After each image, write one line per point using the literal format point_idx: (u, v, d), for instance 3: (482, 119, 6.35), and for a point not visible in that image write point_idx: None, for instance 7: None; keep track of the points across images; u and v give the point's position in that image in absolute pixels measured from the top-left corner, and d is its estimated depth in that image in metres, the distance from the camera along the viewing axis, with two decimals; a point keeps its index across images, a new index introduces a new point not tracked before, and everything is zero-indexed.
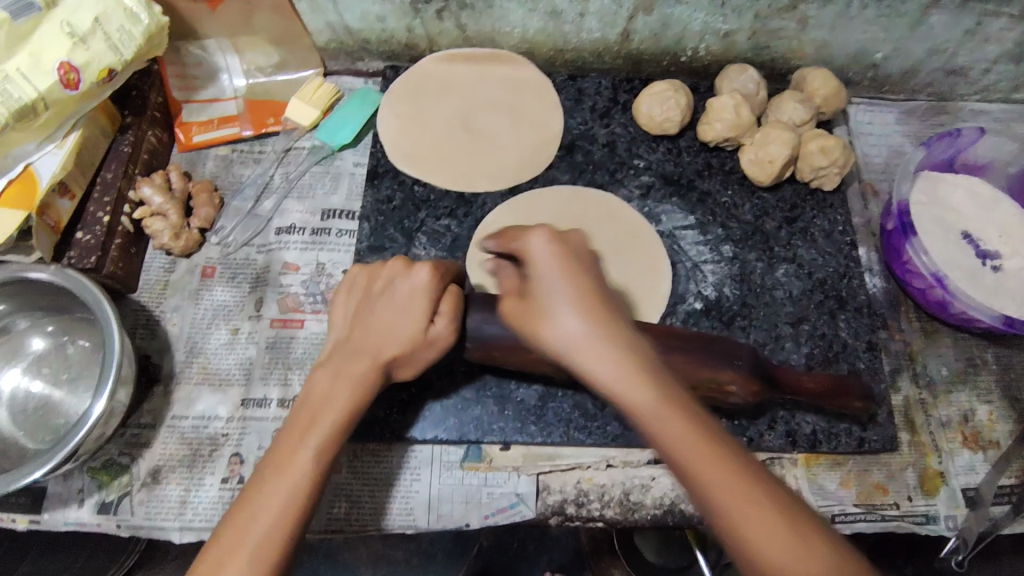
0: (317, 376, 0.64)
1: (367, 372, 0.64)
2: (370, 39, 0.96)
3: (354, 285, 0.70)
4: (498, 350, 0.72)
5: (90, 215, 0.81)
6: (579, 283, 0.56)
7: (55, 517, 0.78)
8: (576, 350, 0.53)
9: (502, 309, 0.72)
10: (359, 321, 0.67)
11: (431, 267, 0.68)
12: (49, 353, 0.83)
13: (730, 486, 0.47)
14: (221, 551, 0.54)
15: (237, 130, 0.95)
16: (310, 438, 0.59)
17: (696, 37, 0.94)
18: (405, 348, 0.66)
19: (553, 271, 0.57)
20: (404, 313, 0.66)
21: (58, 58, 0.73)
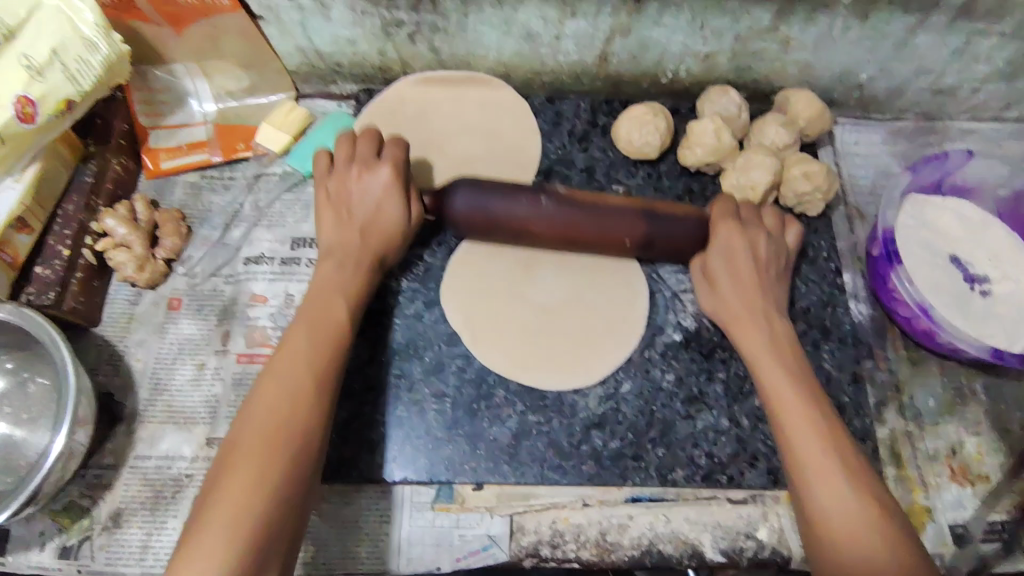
0: (325, 267, 0.75)
1: (365, 259, 0.76)
2: (341, 62, 0.93)
3: (331, 190, 0.78)
4: (486, 215, 0.77)
5: (50, 248, 0.79)
6: (746, 267, 0.78)
7: (19, 560, 0.76)
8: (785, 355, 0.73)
9: (490, 187, 0.78)
10: (353, 222, 0.77)
11: (393, 165, 0.77)
12: (10, 392, 0.81)
13: (820, 454, 0.65)
14: (265, 395, 0.63)
15: (207, 156, 0.92)
16: (336, 303, 0.73)
17: (676, 60, 0.91)
18: (391, 237, 0.78)
19: (722, 251, 0.79)
20: (384, 211, 0.77)
21: (16, 91, 0.71)
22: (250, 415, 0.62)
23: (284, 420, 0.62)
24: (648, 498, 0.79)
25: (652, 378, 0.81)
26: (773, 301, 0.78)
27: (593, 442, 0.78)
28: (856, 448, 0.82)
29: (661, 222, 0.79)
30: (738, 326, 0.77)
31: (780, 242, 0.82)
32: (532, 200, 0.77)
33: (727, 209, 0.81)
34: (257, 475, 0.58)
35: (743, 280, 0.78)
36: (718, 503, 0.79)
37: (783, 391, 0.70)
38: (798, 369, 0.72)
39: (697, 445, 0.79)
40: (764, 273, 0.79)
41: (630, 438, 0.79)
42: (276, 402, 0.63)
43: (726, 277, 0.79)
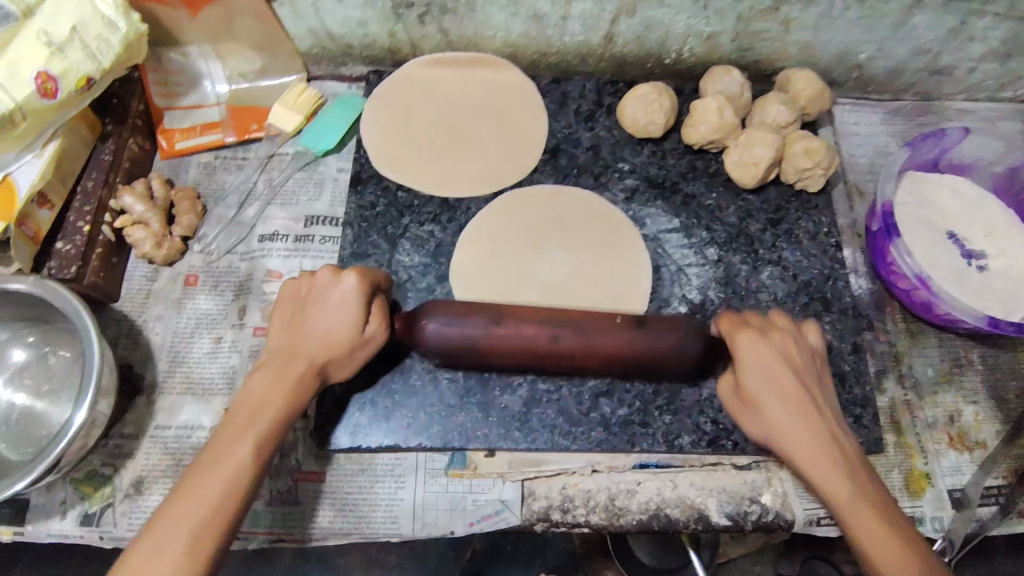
0: (255, 377, 0.64)
1: (305, 375, 0.65)
2: (352, 44, 0.95)
3: (290, 295, 0.70)
4: (460, 351, 0.69)
5: (70, 224, 0.81)
6: (787, 373, 0.64)
7: (39, 528, 0.77)
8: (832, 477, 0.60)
9: (455, 304, 0.69)
10: (293, 328, 0.67)
11: (359, 273, 0.67)
12: (31, 364, 0.82)
13: (884, 539, 0.57)
14: (216, 447, 0.59)
15: (220, 136, 0.94)
16: (251, 431, 0.60)
17: (680, 40, 0.94)
18: (343, 348, 0.67)
19: (755, 369, 0.64)
20: (334, 327, 0.66)
21: (37, 67, 0.73)
22: (200, 474, 0.57)
23: (237, 473, 0.58)
24: (656, 464, 0.82)
25: None
26: (827, 414, 0.63)
27: (601, 410, 0.80)
28: (857, 415, 0.84)
29: (649, 336, 0.67)
30: (791, 446, 0.62)
31: (809, 348, 0.68)
32: (519, 347, 0.68)
33: (732, 323, 0.68)
34: (201, 527, 0.55)
35: (779, 388, 0.63)
36: (723, 469, 0.82)
37: (829, 479, 0.60)
38: (836, 440, 0.62)
39: (703, 412, 0.81)
40: (802, 373, 0.65)
41: (638, 406, 0.81)
42: (230, 453, 0.59)
43: (767, 394, 0.63)
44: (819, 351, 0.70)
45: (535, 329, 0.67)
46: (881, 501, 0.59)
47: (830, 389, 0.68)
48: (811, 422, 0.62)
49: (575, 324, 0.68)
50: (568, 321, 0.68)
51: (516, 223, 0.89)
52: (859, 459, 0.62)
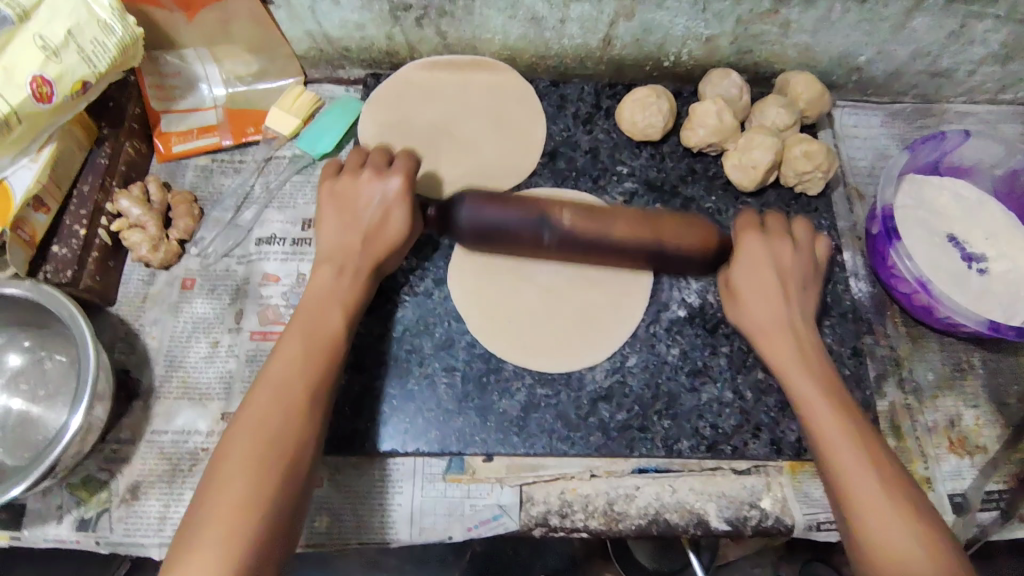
0: (319, 271, 0.74)
1: (360, 266, 0.75)
2: (350, 47, 0.95)
3: (337, 193, 0.77)
4: (490, 229, 0.75)
5: (66, 228, 0.80)
6: (780, 305, 0.75)
7: (35, 534, 0.77)
8: (821, 406, 0.68)
9: (493, 199, 0.75)
10: (347, 218, 0.76)
11: (404, 174, 0.76)
12: (27, 369, 0.82)
13: (845, 440, 0.65)
14: (282, 366, 0.66)
15: (217, 139, 0.94)
16: (312, 366, 0.67)
17: (678, 42, 0.93)
18: (397, 244, 0.76)
19: (747, 260, 0.77)
20: (389, 219, 0.75)
21: (31, 71, 0.72)
22: (265, 388, 0.64)
23: (301, 396, 0.64)
24: (655, 469, 0.81)
25: (657, 352, 0.83)
26: (801, 311, 0.75)
27: (600, 414, 0.80)
28: None
29: (671, 247, 0.75)
30: (773, 356, 0.73)
31: (810, 255, 0.78)
32: (536, 216, 0.74)
33: (750, 220, 0.79)
34: (247, 486, 0.57)
35: (767, 292, 0.75)
36: (722, 474, 0.81)
37: (822, 411, 0.68)
38: (810, 353, 0.73)
39: (702, 417, 0.81)
40: (785, 278, 0.76)
41: (636, 410, 0.80)
42: (285, 369, 0.65)
43: (750, 287, 0.76)
44: (806, 247, 0.79)
45: (554, 220, 0.74)
46: (865, 433, 0.66)
47: (813, 302, 0.77)
48: (806, 362, 0.72)
49: (598, 212, 0.75)
50: (594, 207, 0.75)
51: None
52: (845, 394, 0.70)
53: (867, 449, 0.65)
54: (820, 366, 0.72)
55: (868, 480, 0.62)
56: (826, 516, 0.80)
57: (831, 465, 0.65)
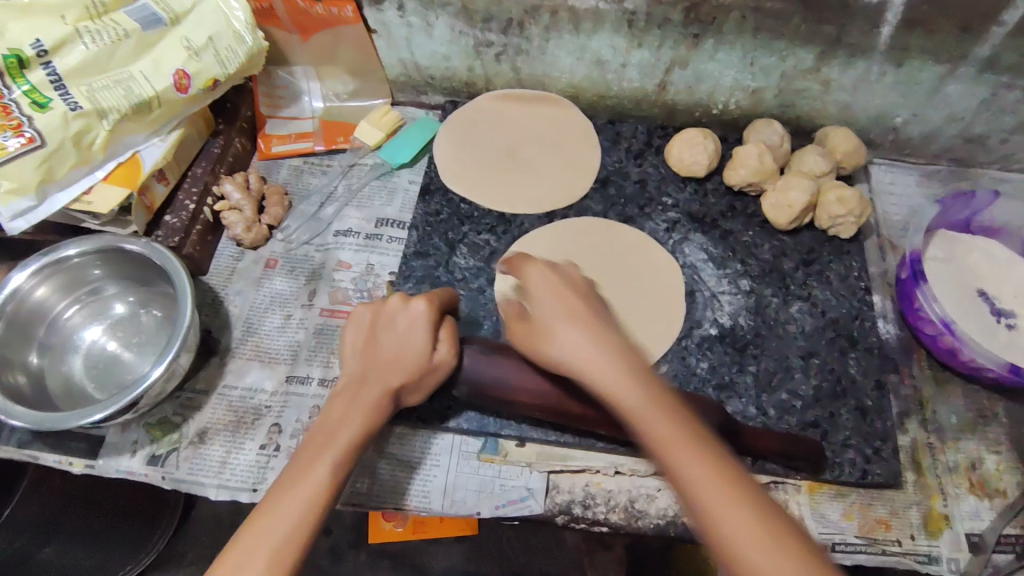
0: (333, 404, 0.70)
1: (379, 398, 0.70)
2: (434, 75, 1.09)
3: (363, 322, 0.76)
4: (488, 389, 0.77)
5: (179, 202, 0.93)
6: (577, 301, 0.64)
7: (109, 464, 0.85)
8: (609, 373, 0.57)
9: (503, 352, 0.78)
10: (370, 355, 0.73)
11: (427, 299, 0.75)
12: (126, 320, 0.92)
13: (653, 419, 0.54)
14: (301, 464, 0.63)
15: (311, 145, 1.07)
16: (327, 452, 0.64)
17: (727, 92, 1.03)
18: (416, 370, 0.72)
19: (543, 293, 0.65)
20: (407, 344, 0.72)
21: (176, 65, 0.86)
22: (267, 516, 0.59)
23: (306, 507, 0.60)
24: None
25: (687, 364, 0.90)
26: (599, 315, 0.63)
27: None
28: (876, 448, 0.87)
29: None
30: (588, 362, 0.59)
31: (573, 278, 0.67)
32: (542, 389, 0.75)
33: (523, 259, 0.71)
34: (286, 534, 0.58)
35: (572, 312, 0.63)
36: None
37: (630, 400, 0.55)
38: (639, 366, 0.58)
39: None
40: (580, 312, 0.63)
41: None
42: (283, 502, 0.60)
43: (551, 314, 0.63)
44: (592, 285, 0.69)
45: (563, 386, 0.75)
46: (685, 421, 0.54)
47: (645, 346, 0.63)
48: (601, 343, 0.60)
49: None
50: None
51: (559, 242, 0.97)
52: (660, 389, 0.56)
53: (682, 426, 0.54)
54: (623, 350, 0.59)
55: (725, 500, 0.49)
56: (840, 537, 0.84)
57: (682, 480, 0.52)
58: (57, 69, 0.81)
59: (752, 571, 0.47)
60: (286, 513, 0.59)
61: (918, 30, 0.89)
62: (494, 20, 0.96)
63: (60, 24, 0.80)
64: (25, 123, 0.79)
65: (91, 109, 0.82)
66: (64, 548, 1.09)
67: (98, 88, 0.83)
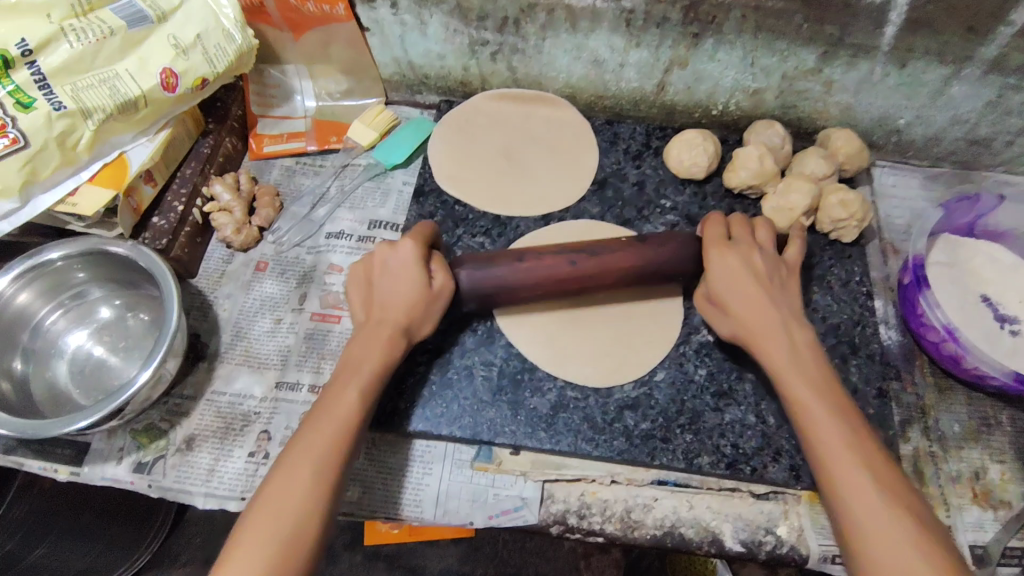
0: (349, 346, 0.73)
1: (390, 337, 0.73)
2: (429, 75, 1.07)
3: (358, 272, 0.77)
4: (490, 288, 0.78)
5: (167, 203, 0.91)
6: (757, 317, 0.74)
7: (94, 471, 0.83)
8: (796, 383, 0.70)
9: (485, 260, 0.79)
10: (371, 300, 0.75)
11: (413, 239, 0.76)
12: (111, 324, 0.90)
13: (823, 420, 0.66)
14: (326, 405, 0.68)
15: (303, 145, 1.05)
16: (347, 392, 0.69)
17: (727, 93, 1.01)
18: (419, 304, 0.74)
19: (722, 277, 0.76)
20: (403, 283, 0.74)
21: (162, 64, 0.84)
22: (296, 455, 0.64)
23: (333, 444, 0.65)
24: (674, 483, 0.84)
25: (685, 370, 0.87)
26: (784, 308, 0.75)
27: (625, 421, 0.84)
28: None
29: (654, 248, 0.79)
30: (793, 369, 0.71)
31: (774, 259, 0.78)
32: (544, 275, 0.78)
33: (716, 228, 0.80)
34: (319, 467, 0.63)
35: (722, 286, 0.76)
36: (740, 496, 0.84)
37: (798, 393, 0.69)
38: (812, 371, 0.70)
39: (724, 434, 0.84)
40: (768, 286, 0.75)
41: (661, 422, 0.84)
42: (312, 440, 0.65)
43: (735, 299, 0.75)
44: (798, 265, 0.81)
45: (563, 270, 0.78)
46: (850, 421, 0.66)
47: (798, 307, 0.76)
48: (770, 319, 0.73)
49: (585, 258, 0.79)
50: (582, 251, 0.79)
51: None
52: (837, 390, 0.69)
53: (848, 427, 0.66)
54: (800, 354, 0.72)
55: (861, 484, 0.61)
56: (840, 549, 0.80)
57: (818, 460, 0.65)
58: (41, 68, 0.78)
59: (873, 545, 0.59)
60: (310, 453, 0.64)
61: (923, 30, 0.87)
62: (489, 18, 0.94)
63: (44, 22, 0.77)
64: (8, 123, 0.77)
65: (75, 109, 0.80)
66: (56, 552, 1.07)
67: (82, 88, 0.80)
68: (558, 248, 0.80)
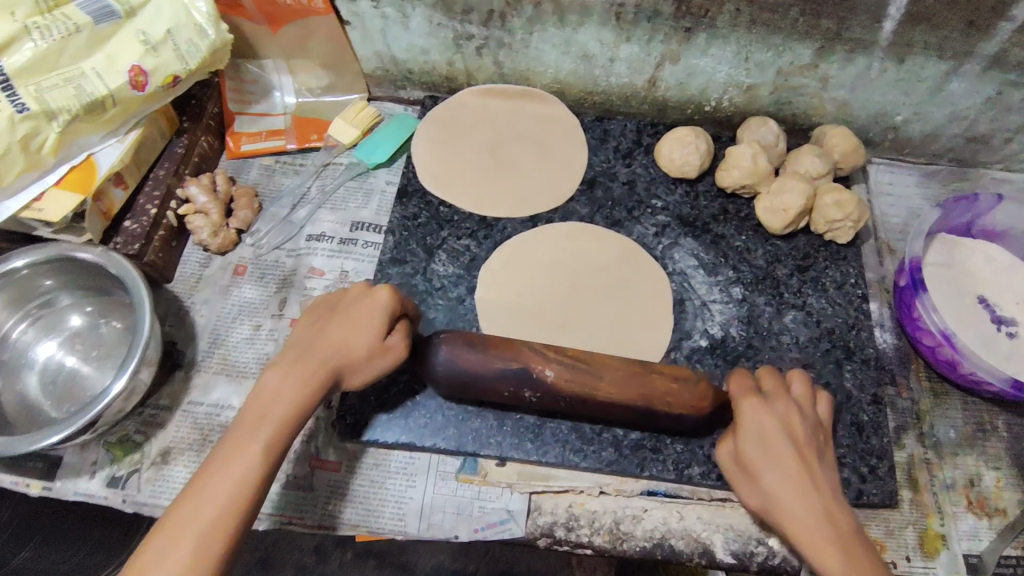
0: (266, 376, 0.64)
1: (320, 370, 0.65)
2: (413, 69, 1.03)
3: (319, 307, 0.72)
4: (466, 378, 0.73)
5: (140, 206, 0.88)
6: (783, 481, 0.63)
7: (67, 486, 0.81)
8: (831, 556, 0.58)
9: (475, 342, 0.73)
10: (316, 332, 0.68)
11: (392, 290, 0.70)
12: (84, 332, 0.87)
13: None
14: (236, 437, 0.60)
15: (283, 142, 1.02)
16: (260, 433, 0.60)
17: (720, 89, 0.98)
18: (364, 358, 0.68)
19: (752, 439, 0.66)
20: (353, 340, 0.67)
21: (131, 62, 0.80)
22: (199, 494, 0.57)
23: (237, 490, 0.57)
24: (664, 493, 0.82)
25: None
26: (821, 475, 0.64)
27: (614, 431, 0.82)
28: (873, 465, 0.84)
29: (655, 384, 0.71)
30: (822, 539, 0.59)
31: (813, 418, 0.69)
32: (506, 375, 0.72)
33: (743, 385, 0.71)
34: (217, 514, 0.56)
35: (755, 450, 0.66)
36: (732, 506, 0.82)
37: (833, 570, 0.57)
38: (846, 537, 0.59)
39: (715, 445, 0.82)
40: (806, 456, 0.65)
41: (650, 432, 0.82)
42: (215, 484, 0.57)
43: (765, 465, 0.65)
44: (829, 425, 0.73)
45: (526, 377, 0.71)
46: None
47: (831, 470, 0.67)
48: (805, 496, 0.62)
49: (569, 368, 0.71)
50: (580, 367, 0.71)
51: (529, 258, 0.91)
52: (871, 553, 0.58)
53: None
54: (831, 517, 0.61)
55: None
56: None
57: None
58: (3, 68, 0.74)
59: None
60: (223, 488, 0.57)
61: (923, 25, 0.84)
62: (473, 11, 0.90)
63: (6, 20, 0.73)
64: None
65: (39, 111, 0.76)
66: (40, 556, 0.95)
67: (47, 88, 0.77)
68: (552, 354, 0.72)
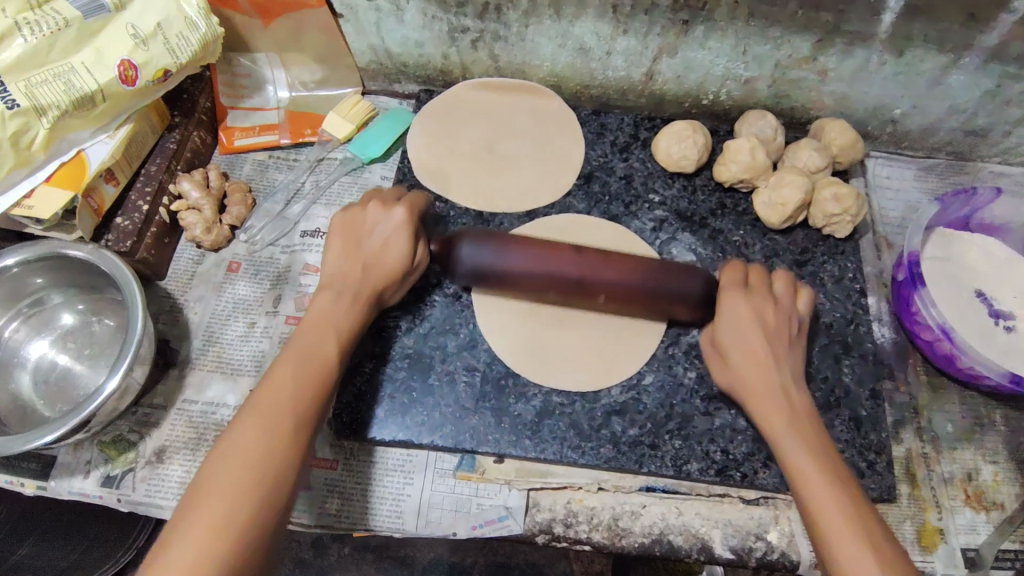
0: (318, 301, 0.73)
1: (360, 290, 0.74)
2: (407, 63, 1.02)
3: (345, 223, 0.77)
4: (489, 271, 0.78)
5: (131, 203, 0.86)
6: (750, 363, 0.72)
7: (61, 485, 0.80)
8: (788, 427, 0.67)
9: (497, 237, 0.79)
10: (350, 254, 0.75)
11: (407, 208, 0.77)
12: (76, 330, 0.87)
13: (808, 468, 0.63)
14: (302, 352, 0.67)
15: (276, 138, 1.01)
16: (323, 349, 0.68)
17: (718, 82, 0.97)
18: (393, 275, 0.76)
19: (727, 321, 0.74)
20: (390, 248, 0.75)
21: (121, 56, 0.79)
22: (268, 398, 0.63)
23: (299, 397, 0.64)
24: (662, 489, 0.82)
25: (674, 374, 0.84)
26: (787, 366, 0.72)
27: (612, 427, 0.82)
28: (871, 460, 0.84)
29: (663, 281, 0.77)
30: (772, 404, 0.69)
31: (792, 309, 0.76)
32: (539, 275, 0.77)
33: (734, 276, 0.77)
34: (286, 414, 0.62)
35: (733, 319, 0.74)
36: (730, 502, 0.81)
37: (786, 439, 0.67)
38: (799, 411, 0.69)
39: (713, 440, 0.81)
40: (775, 342, 0.72)
41: (649, 427, 0.82)
42: (281, 389, 0.64)
43: (738, 349, 0.73)
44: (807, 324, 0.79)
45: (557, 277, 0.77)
46: (821, 445, 0.66)
47: (799, 357, 0.75)
48: (767, 371, 0.71)
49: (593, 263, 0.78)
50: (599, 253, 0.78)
51: None
52: (818, 427, 0.68)
53: (827, 463, 0.64)
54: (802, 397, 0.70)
55: (839, 521, 0.59)
56: None
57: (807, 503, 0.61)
58: None
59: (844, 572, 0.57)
60: (290, 395, 0.63)
61: (922, 17, 0.83)
62: (468, 4, 0.89)
63: None
64: None
65: (29, 107, 0.75)
66: (39, 552, 0.95)
67: (36, 83, 0.75)
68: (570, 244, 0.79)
